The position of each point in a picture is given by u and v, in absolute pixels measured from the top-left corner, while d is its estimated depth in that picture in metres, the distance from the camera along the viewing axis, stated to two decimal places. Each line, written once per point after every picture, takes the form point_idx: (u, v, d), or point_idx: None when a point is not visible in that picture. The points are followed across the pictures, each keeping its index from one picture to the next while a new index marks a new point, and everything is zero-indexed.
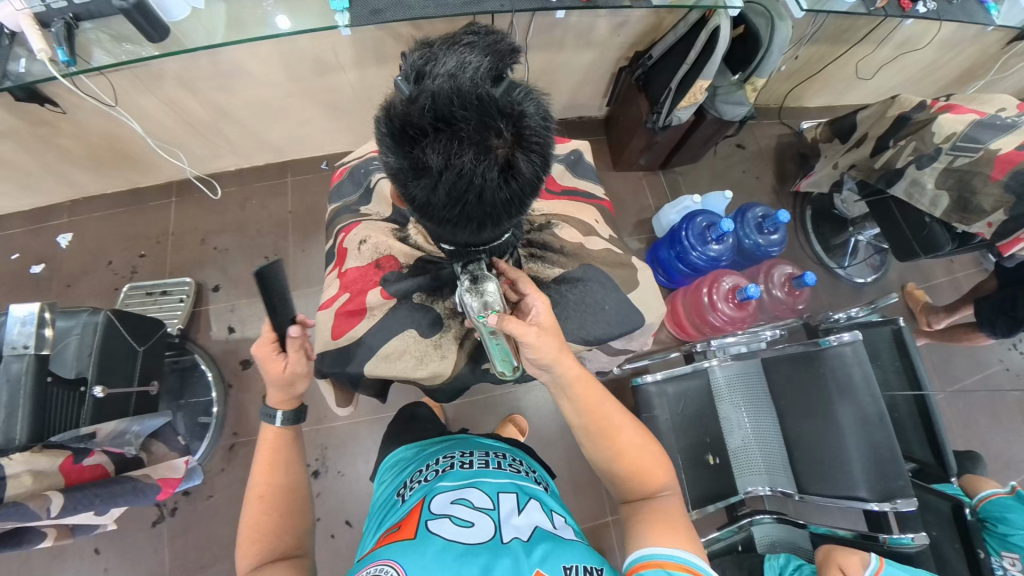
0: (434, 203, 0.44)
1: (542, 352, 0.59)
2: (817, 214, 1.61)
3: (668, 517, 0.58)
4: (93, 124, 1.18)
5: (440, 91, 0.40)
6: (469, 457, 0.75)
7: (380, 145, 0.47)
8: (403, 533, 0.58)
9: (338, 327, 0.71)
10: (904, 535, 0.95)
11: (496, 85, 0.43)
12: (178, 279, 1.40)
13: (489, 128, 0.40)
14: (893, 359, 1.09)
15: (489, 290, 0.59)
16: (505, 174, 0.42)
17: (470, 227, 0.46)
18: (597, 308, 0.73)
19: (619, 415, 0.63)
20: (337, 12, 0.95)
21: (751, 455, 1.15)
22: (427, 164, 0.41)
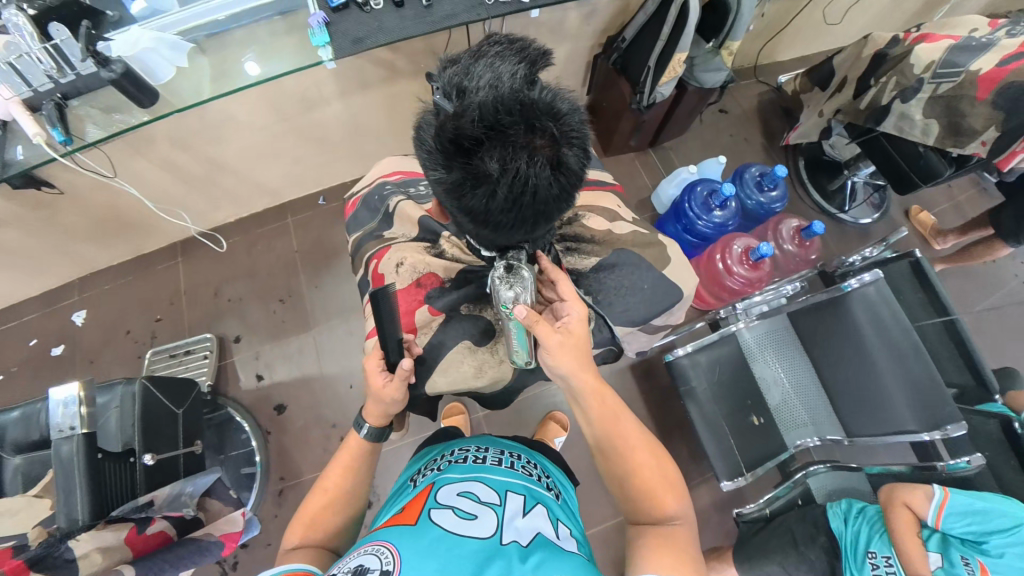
0: (489, 210, 0.44)
1: (560, 360, 0.64)
2: (811, 164, 1.62)
3: (673, 543, 0.57)
4: (92, 198, 1.19)
5: (487, 102, 0.42)
6: (484, 452, 0.77)
7: (425, 163, 0.47)
8: (406, 519, 0.61)
9: None
10: (960, 459, 0.97)
11: (534, 89, 0.44)
12: (199, 336, 1.41)
13: (538, 131, 0.42)
14: (915, 291, 1.11)
15: (523, 280, 0.61)
16: (556, 171, 0.43)
17: (522, 228, 0.47)
18: (636, 288, 0.75)
19: (628, 428, 0.66)
20: (319, 47, 0.95)
21: (794, 409, 1.16)
22: (482, 173, 0.42)
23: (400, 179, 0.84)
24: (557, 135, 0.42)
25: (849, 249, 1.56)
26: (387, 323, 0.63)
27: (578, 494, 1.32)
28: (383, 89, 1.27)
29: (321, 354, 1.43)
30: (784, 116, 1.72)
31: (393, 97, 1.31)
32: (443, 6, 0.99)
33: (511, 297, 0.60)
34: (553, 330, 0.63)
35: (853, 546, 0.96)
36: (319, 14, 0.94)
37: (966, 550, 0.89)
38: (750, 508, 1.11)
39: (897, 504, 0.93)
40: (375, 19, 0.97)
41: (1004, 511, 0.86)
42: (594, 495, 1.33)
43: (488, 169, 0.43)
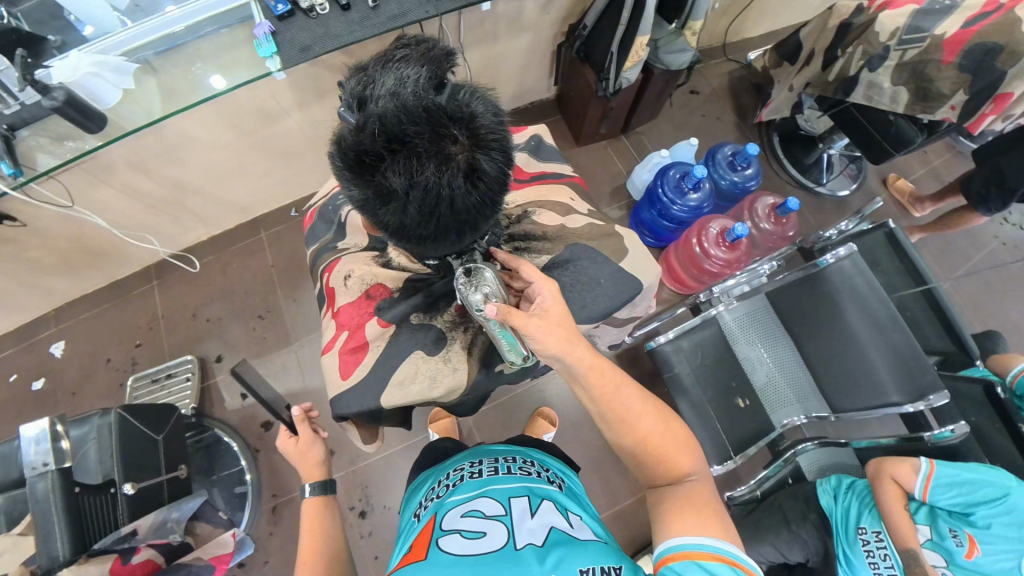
0: (407, 224, 0.43)
1: (545, 342, 0.61)
2: (785, 138, 1.61)
3: (695, 502, 0.54)
4: (56, 229, 1.17)
5: (387, 113, 0.40)
6: (479, 465, 0.77)
7: (340, 179, 0.46)
8: (417, 555, 0.59)
9: (344, 366, 0.69)
10: (945, 429, 0.95)
11: (440, 93, 0.42)
12: (180, 358, 1.39)
13: (444, 137, 0.40)
14: (892, 262, 1.10)
15: (486, 279, 0.61)
16: (471, 177, 0.42)
17: (448, 237, 0.46)
18: (593, 284, 0.73)
19: (632, 397, 0.61)
20: (267, 58, 0.93)
21: (780, 387, 1.16)
22: (389, 188, 0.40)
23: None
24: (466, 141, 0.41)
25: (829, 222, 1.55)
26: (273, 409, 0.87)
27: None
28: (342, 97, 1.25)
29: (305, 367, 1.42)
30: (755, 92, 1.70)
31: None
32: (389, 7, 0.96)
33: (481, 295, 0.61)
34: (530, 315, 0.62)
35: (844, 526, 0.96)
36: (264, 24, 0.91)
37: (954, 522, 0.88)
38: (740, 492, 1.13)
39: (883, 478, 0.92)
40: (322, 25, 0.95)
41: (991, 481, 0.85)
42: (588, 488, 1.33)
43: (397, 182, 0.41)
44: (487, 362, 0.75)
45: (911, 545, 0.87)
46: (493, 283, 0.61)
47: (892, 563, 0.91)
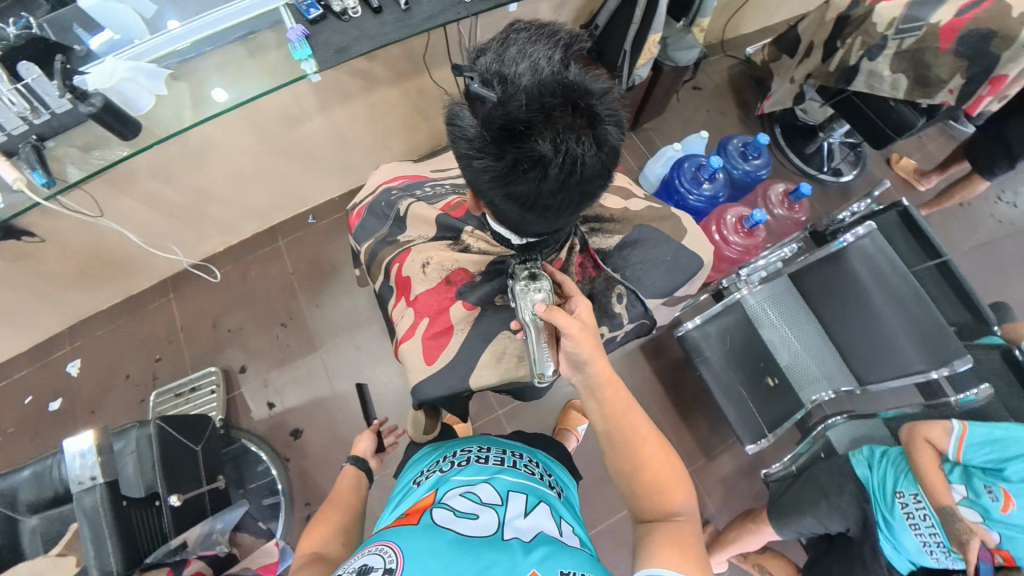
0: (539, 193, 0.45)
1: (582, 347, 0.58)
2: (786, 130, 1.68)
3: (680, 540, 0.50)
4: (75, 241, 1.15)
5: (533, 86, 0.42)
6: (486, 453, 0.76)
7: (463, 153, 0.46)
8: (409, 519, 0.60)
9: (428, 351, 0.65)
10: (968, 393, 1.01)
11: (571, 73, 0.45)
12: (203, 370, 1.37)
13: (584, 112, 0.43)
14: (904, 237, 1.16)
15: (543, 285, 0.60)
16: (601, 151, 0.45)
17: (567, 210, 0.48)
18: (660, 262, 0.75)
19: (640, 423, 0.59)
20: (302, 61, 0.93)
21: (805, 366, 1.20)
22: (535, 155, 0.42)
23: (404, 184, 0.85)
24: (601, 114, 0.44)
25: (831, 208, 1.61)
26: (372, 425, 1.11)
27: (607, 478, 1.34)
28: (364, 100, 1.27)
29: (331, 374, 1.41)
30: (754, 87, 1.77)
31: (374, 106, 1.31)
32: (422, 8, 0.98)
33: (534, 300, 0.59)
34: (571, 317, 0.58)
35: (881, 489, 0.99)
36: (298, 28, 0.92)
37: (989, 479, 0.91)
38: (776, 468, 1.17)
39: (918, 440, 0.96)
40: (357, 26, 0.95)
41: (1019, 434, 0.89)
42: None
43: (538, 152, 0.43)
44: None
45: (948, 504, 0.91)
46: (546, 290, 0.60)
47: (933, 523, 0.94)
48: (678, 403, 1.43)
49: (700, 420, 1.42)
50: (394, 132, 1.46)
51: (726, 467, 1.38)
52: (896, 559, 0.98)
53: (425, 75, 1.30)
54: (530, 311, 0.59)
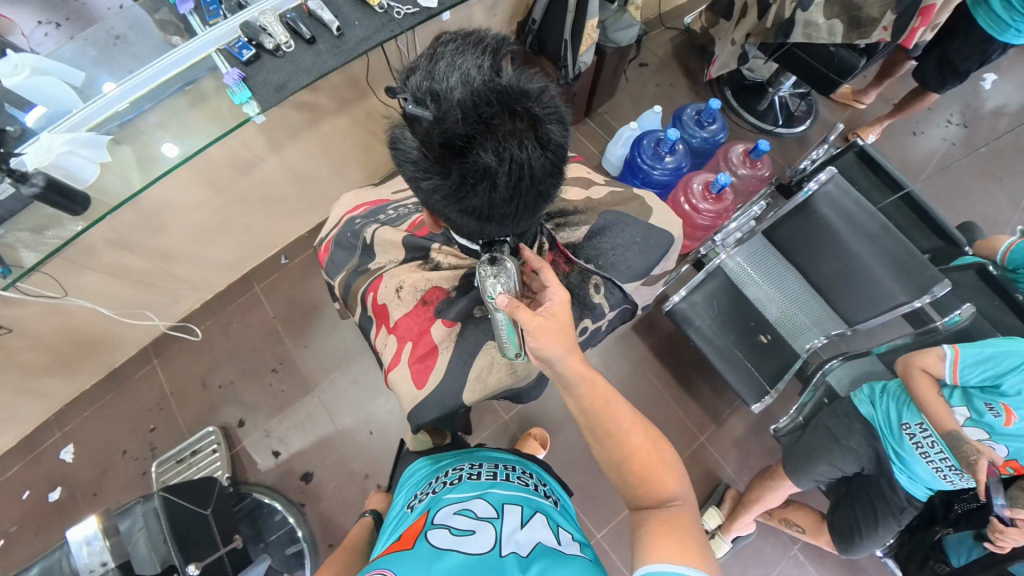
0: (492, 204, 0.45)
1: (546, 349, 0.58)
2: (736, 91, 1.70)
3: (677, 526, 0.48)
4: (46, 325, 1.12)
5: (466, 98, 0.41)
6: (478, 468, 0.77)
7: (410, 175, 0.46)
8: (405, 545, 0.59)
9: (417, 375, 0.65)
10: (953, 315, 1.02)
11: (504, 76, 0.44)
12: (201, 432, 1.34)
13: (523, 115, 0.42)
14: (866, 175, 1.16)
15: (509, 271, 0.58)
16: (548, 150, 0.44)
17: (526, 212, 0.48)
18: (632, 245, 0.75)
19: (622, 415, 0.58)
20: (243, 104, 0.92)
21: (794, 316, 1.23)
22: (480, 168, 0.42)
23: (366, 211, 0.84)
24: (539, 114, 0.43)
25: (792, 159, 1.64)
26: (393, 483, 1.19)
27: None
28: (315, 133, 1.27)
29: (332, 411, 1.40)
30: (697, 54, 1.79)
31: (327, 135, 1.31)
32: (355, 32, 0.97)
33: (495, 286, 0.58)
34: (537, 314, 0.58)
35: (887, 425, 1.02)
36: (234, 72, 0.90)
37: (988, 397, 0.92)
38: (784, 422, 1.17)
39: (914, 372, 0.97)
40: (292, 61, 0.94)
41: (1012, 350, 0.89)
42: None
43: (483, 163, 0.42)
44: None
45: (953, 429, 0.92)
46: (513, 278, 0.58)
47: (941, 449, 0.95)
48: (679, 376, 1.44)
49: (703, 389, 1.43)
50: (350, 159, 1.45)
51: (737, 429, 1.40)
52: (914, 489, 1.01)
53: (372, 98, 1.30)
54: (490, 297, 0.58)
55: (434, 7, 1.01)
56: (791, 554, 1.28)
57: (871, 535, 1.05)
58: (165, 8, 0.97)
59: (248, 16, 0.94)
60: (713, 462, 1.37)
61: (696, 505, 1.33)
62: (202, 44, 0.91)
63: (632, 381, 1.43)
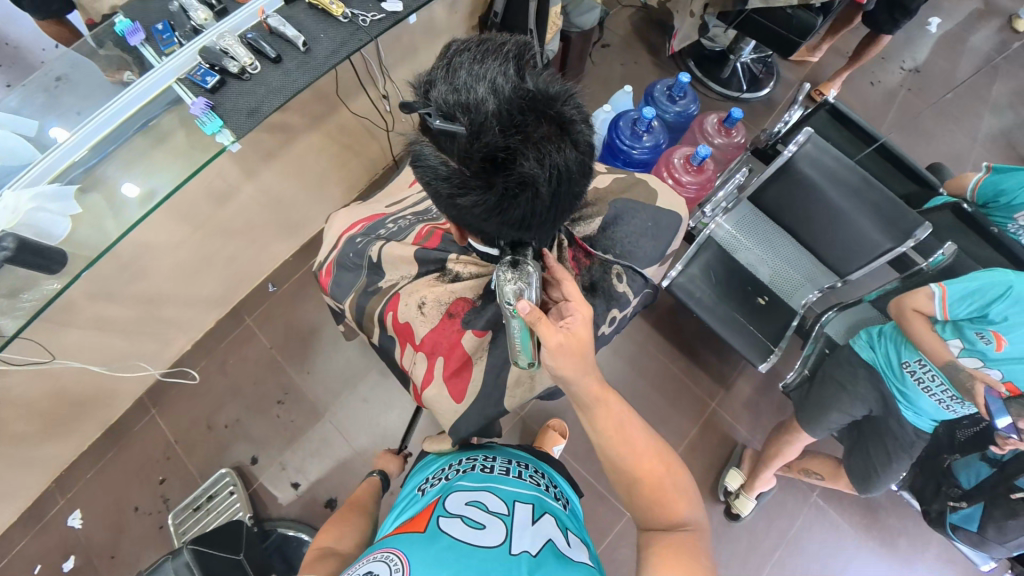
0: (533, 212, 0.45)
1: (560, 364, 0.57)
2: (698, 61, 1.73)
3: (684, 552, 0.52)
4: (33, 391, 1.06)
5: (500, 108, 0.41)
6: (491, 461, 0.76)
7: (445, 192, 0.44)
8: (417, 527, 0.60)
9: (455, 391, 0.65)
10: (938, 255, 1.10)
11: (529, 81, 0.44)
12: (215, 476, 1.30)
13: (556, 120, 0.42)
14: (839, 131, 1.21)
15: (529, 276, 0.57)
16: (581, 151, 0.45)
17: (561, 215, 0.48)
18: (647, 231, 0.76)
19: (636, 436, 0.60)
20: (216, 134, 0.85)
21: (786, 275, 1.31)
22: (523, 178, 0.41)
23: (364, 228, 0.82)
24: (570, 115, 0.43)
25: (761, 123, 1.68)
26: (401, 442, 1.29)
27: None
28: (288, 154, 1.23)
29: (346, 432, 1.38)
30: (657, 29, 1.80)
31: (301, 154, 1.27)
32: (322, 45, 0.93)
33: (512, 292, 0.56)
34: (556, 326, 0.57)
35: (889, 364, 1.07)
36: (200, 101, 0.84)
37: (978, 325, 0.94)
38: (792, 377, 1.22)
39: (909, 314, 1.01)
40: (261, 83, 0.88)
41: (995, 279, 0.91)
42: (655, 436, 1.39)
43: (523, 172, 0.42)
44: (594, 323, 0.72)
45: (949, 359, 0.97)
46: (533, 286, 0.57)
47: (941, 381, 0.99)
48: (683, 348, 1.47)
49: (708, 356, 1.47)
50: (327, 176, 1.41)
51: (744, 390, 1.44)
52: (920, 422, 1.06)
53: (343, 109, 1.27)
54: (508, 302, 0.56)
55: (399, 10, 0.98)
56: (811, 501, 1.34)
57: (886, 472, 1.10)
58: (108, 42, 0.90)
59: (206, 40, 0.88)
60: (727, 426, 1.41)
61: (717, 469, 1.37)
62: (164, 74, 0.85)
63: (638, 359, 1.46)
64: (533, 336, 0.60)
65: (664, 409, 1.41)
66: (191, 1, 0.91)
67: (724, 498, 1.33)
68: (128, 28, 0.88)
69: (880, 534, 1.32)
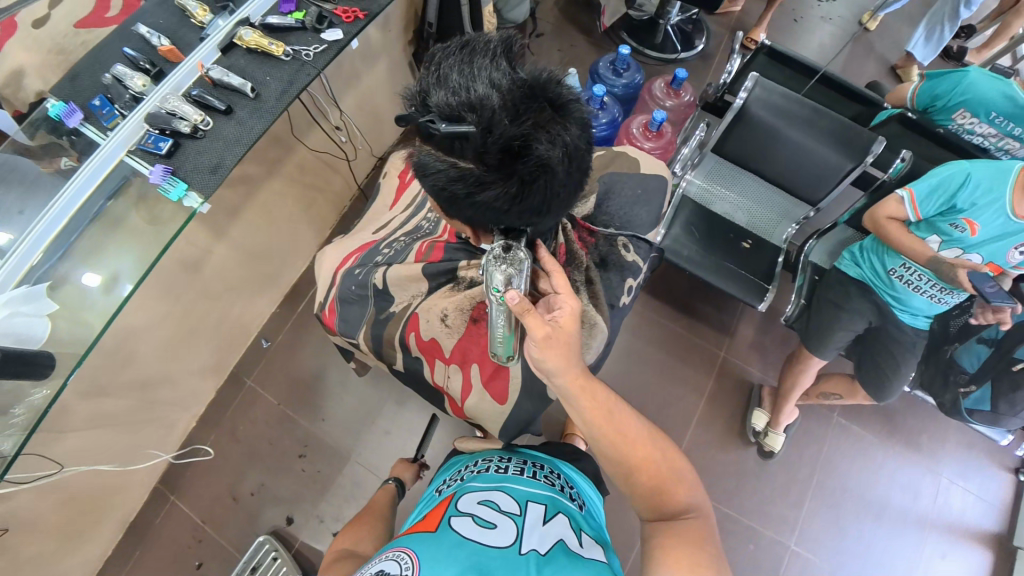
0: (552, 195, 0.45)
1: (546, 354, 0.56)
2: (631, 32, 1.77)
3: (688, 539, 0.51)
4: (40, 510, 1.00)
5: (505, 100, 0.42)
6: (507, 461, 0.75)
7: (466, 193, 0.44)
8: (428, 526, 0.60)
9: (497, 394, 0.67)
10: (897, 164, 1.11)
11: (522, 70, 0.44)
12: (254, 545, 1.25)
13: (557, 101, 0.44)
14: (782, 69, 1.26)
15: (519, 264, 0.54)
16: (583, 127, 0.46)
17: (575, 194, 0.50)
18: (643, 198, 0.79)
19: (628, 424, 0.59)
20: (182, 198, 0.83)
21: (763, 215, 1.36)
22: (540, 162, 0.42)
23: (359, 258, 0.81)
24: (568, 97, 0.45)
25: (704, 78, 1.74)
26: (418, 447, 1.25)
27: (664, 402, 1.41)
28: (254, 205, 1.21)
29: (376, 469, 1.35)
30: (585, 11, 1.83)
31: (266, 201, 1.24)
32: (270, 87, 0.91)
33: (500, 278, 0.54)
34: (543, 319, 0.56)
35: (876, 274, 1.14)
36: (158, 168, 0.81)
37: (951, 218, 1.00)
38: (790, 310, 1.25)
39: (883, 222, 1.06)
40: (217, 137, 0.86)
41: (952, 170, 0.96)
42: (676, 396, 1.42)
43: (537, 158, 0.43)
44: (613, 299, 0.72)
45: (930, 255, 1.01)
46: (524, 276, 0.54)
47: (928, 279, 1.06)
48: (682, 306, 1.51)
49: (707, 309, 1.51)
50: (296, 220, 1.38)
51: (748, 333, 1.49)
52: (917, 322, 1.14)
53: (300, 148, 1.25)
54: (495, 289, 0.54)
55: (340, 38, 0.97)
56: (834, 422, 1.40)
57: (898, 376, 1.14)
58: (41, 130, 0.83)
59: (150, 106, 0.84)
60: (740, 370, 1.46)
61: (741, 413, 1.41)
62: (112, 149, 0.81)
63: (642, 326, 1.49)
64: (514, 329, 0.59)
65: (679, 368, 1.44)
66: (124, 71, 0.87)
67: (754, 439, 1.37)
68: (63, 111, 0.83)
69: (903, 437, 1.39)
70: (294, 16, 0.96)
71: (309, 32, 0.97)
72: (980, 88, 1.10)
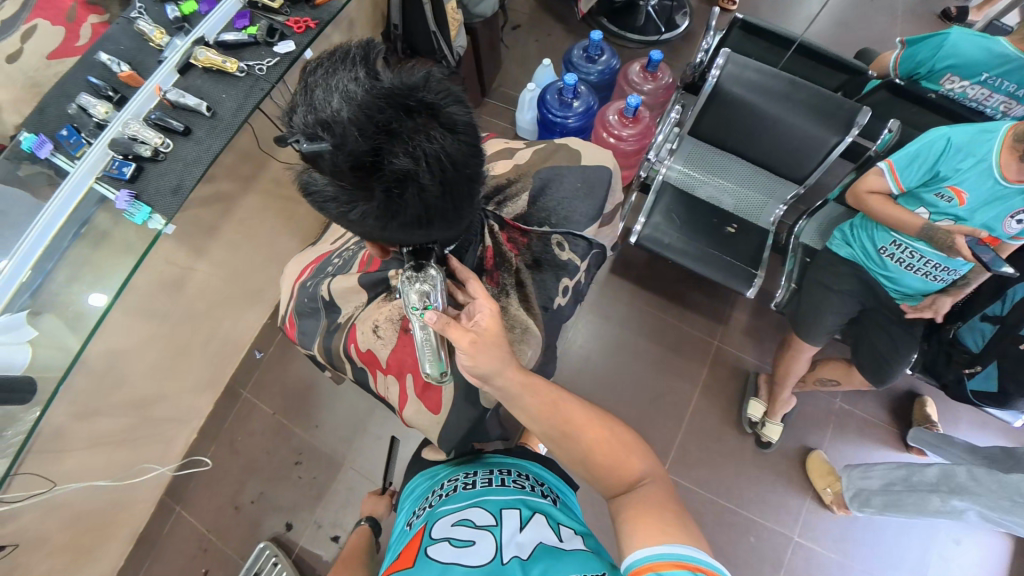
0: (428, 206, 0.45)
1: (477, 360, 0.56)
2: (609, 18, 1.72)
3: (652, 506, 0.49)
4: (50, 526, 1.06)
5: (356, 113, 0.41)
6: (473, 477, 0.74)
7: (342, 209, 0.45)
8: (407, 564, 0.59)
9: (430, 403, 0.66)
10: (884, 135, 1.04)
11: (385, 78, 0.43)
12: (255, 551, 1.29)
13: (417, 109, 0.42)
14: (757, 42, 1.20)
15: (432, 279, 0.55)
16: (457, 132, 0.44)
17: (466, 201, 0.48)
18: (582, 191, 0.77)
19: (577, 415, 0.58)
20: (146, 220, 0.85)
21: (748, 197, 1.31)
22: (399, 174, 0.42)
23: (313, 271, 0.81)
24: (435, 101, 0.43)
25: (687, 59, 1.68)
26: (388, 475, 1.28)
27: (655, 396, 1.37)
28: (231, 221, 1.23)
29: (371, 472, 1.37)
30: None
31: (244, 217, 1.26)
32: (226, 105, 0.92)
33: (416, 293, 0.55)
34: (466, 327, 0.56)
35: (868, 253, 1.08)
36: (123, 194, 0.83)
37: (936, 186, 0.95)
38: (779, 295, 1.20)
39: (863, 195, 1.00)
40: (176, 159, 0.88)
41: (930, 138, 0.92)
42: (668, 389, 1.38)
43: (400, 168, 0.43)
44: (546, 300, 0.71)
45: (923, 223, 0.94)
46: (439, 291, 0.55)
47: (920, 255, 1.01)
48: (671, 296, 1.47)
49: (697, 298, 1.46)
50: (278, 233, 1.40)
51: (742, 320, 1.44)
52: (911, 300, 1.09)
53: (272, 161, 1.26)
54: (414, 305, 0.55)
55: (293, 50, 0.97)
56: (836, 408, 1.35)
57: (898, 359, 1.07)
58: (24, 163, 0.84)
59: (113, 132, 0.85)
60: (735, 358, 1.41)
61: (737, 402, 1.37)
62: (80, 177, 0.82)
63: (631, 320, 1.45)
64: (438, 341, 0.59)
65: (671, 360, 1.41)
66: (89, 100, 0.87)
67: (751, 429, 1.32)
68: (34, 142, 0.84)
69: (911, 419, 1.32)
70: (246, 31, 0.96)
71: (262, 46, 0.97)
72: (964, 49, 1.03)
